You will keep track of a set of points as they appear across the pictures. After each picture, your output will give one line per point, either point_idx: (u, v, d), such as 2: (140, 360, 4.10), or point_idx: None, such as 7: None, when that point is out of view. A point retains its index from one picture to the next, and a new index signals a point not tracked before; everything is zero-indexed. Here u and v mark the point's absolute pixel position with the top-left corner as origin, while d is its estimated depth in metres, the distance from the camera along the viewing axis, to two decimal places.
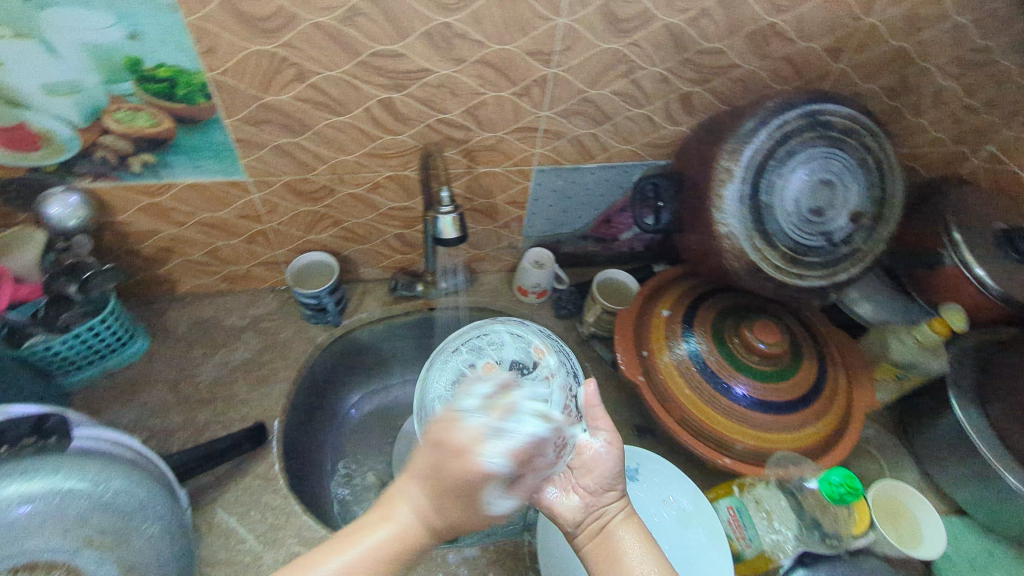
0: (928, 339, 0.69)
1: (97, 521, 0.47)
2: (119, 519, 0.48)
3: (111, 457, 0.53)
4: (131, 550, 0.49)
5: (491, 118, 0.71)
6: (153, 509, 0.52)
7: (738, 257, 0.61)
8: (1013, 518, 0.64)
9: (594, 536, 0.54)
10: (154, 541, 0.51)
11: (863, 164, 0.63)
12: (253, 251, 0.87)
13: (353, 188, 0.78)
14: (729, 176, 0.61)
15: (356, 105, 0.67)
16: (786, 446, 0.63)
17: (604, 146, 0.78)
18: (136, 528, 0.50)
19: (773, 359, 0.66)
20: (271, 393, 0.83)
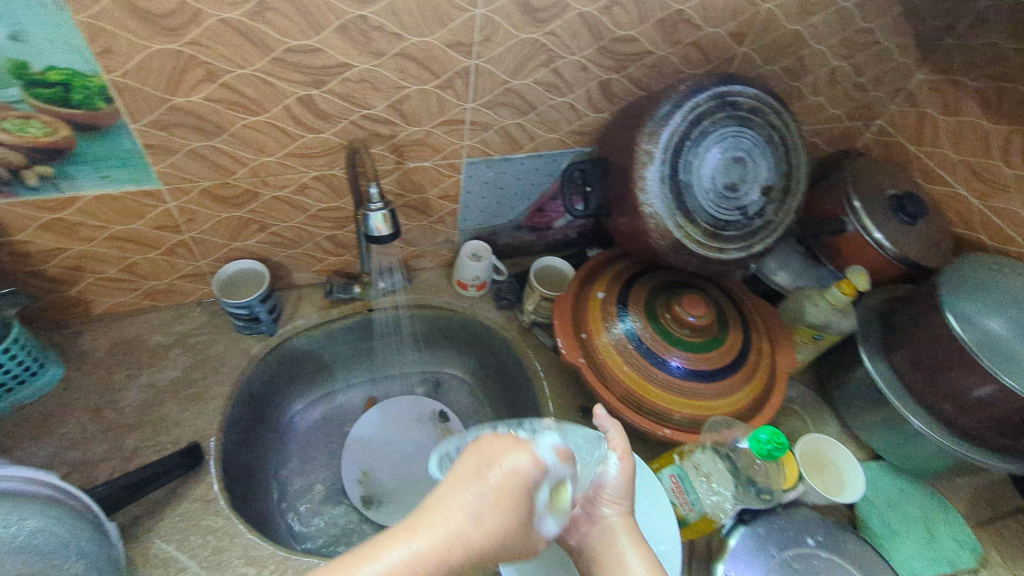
0: (837, 301, 0.72)
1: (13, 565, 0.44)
2: (38, 561, 0.46)
3: (28, 495, 0.49)
4: None
5: (416, 112, 0.71)
6: (74, 547, 0.50)
7: (663, 234, 0.65)
8: (919, 455, 0.71)
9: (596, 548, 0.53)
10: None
11: (770, 140, 0.68)
12: (174, 263, 0.82)
13: (278, 191, 0.76)
14: (650, 159, 0.64)
15: (273, 104, 0.65)
16: (720, 412, 0.66)
17: (532, 136, 0.79)
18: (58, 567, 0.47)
19: (701, 330, 0.70)
20: (206, 411, 0.79)
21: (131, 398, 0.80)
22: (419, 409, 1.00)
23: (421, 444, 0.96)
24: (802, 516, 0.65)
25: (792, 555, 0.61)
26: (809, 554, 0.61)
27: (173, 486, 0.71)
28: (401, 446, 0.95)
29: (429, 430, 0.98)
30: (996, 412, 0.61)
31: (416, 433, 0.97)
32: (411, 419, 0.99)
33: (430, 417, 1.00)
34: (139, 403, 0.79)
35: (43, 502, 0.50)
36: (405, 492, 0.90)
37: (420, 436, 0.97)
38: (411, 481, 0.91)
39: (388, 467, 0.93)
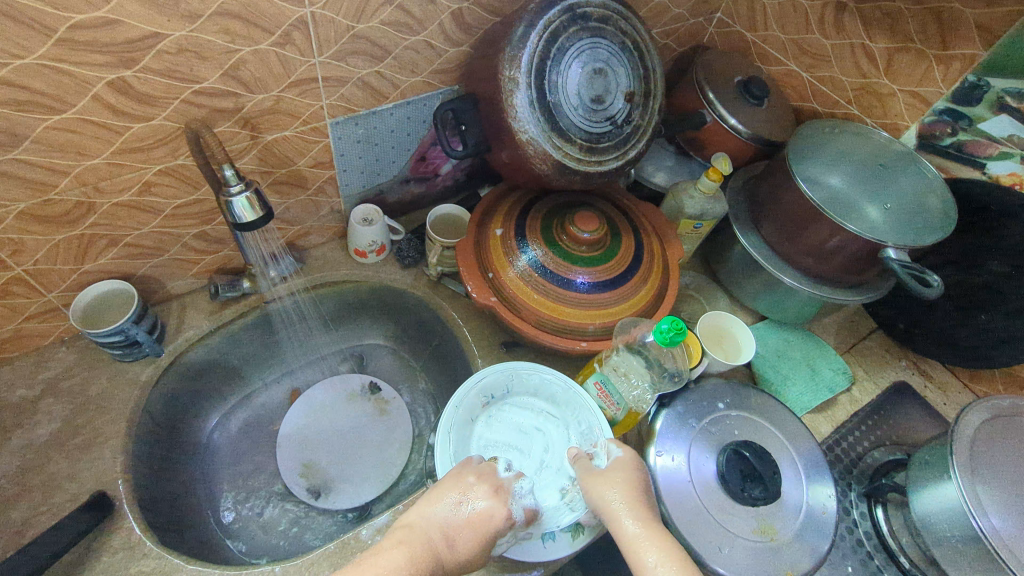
0: (708, 188, 0.77)
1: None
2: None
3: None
4: None
5: (258, 77, 0.63)
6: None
7: (544, 158, 0.65)
8: (794, 307, 0.82)
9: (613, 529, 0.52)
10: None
11: (624, 47, 0.69)
12: (13, 305, 0.70)
13: (118, 196, 0.66)
14: (515, 84, 0.63)
15: (79, 95, 0.55)
16: (627, 313, 0.71)
17: (394, 83, 0.75)
18: None
19: (598, 244, 0.72)
20: (104, 455, 0.71)
21: (3, 466, 0.68)
22: (347, 386, 0.97)
23: (357, 419, 0.94)
24: (712, 385, 0.72)
25: (708, 421, 0.68)
26: (722, 417, 0.69)
27: (87, 544, 0.64)
28: (337, 427, 0.93)
29: (361, 403, 0.96)
30: (844, 255, 0.71)
31: (349, 410, 0.95)
32: (341, 398, 0.96)
33: (361, 391, 0.97)
34: (16, 471, 0.68)
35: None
36: (352, 470, 0.89)
37: (353, 412, 0.95)
38: (356, 458, 0.90)
39: (329, 451, 0.90)
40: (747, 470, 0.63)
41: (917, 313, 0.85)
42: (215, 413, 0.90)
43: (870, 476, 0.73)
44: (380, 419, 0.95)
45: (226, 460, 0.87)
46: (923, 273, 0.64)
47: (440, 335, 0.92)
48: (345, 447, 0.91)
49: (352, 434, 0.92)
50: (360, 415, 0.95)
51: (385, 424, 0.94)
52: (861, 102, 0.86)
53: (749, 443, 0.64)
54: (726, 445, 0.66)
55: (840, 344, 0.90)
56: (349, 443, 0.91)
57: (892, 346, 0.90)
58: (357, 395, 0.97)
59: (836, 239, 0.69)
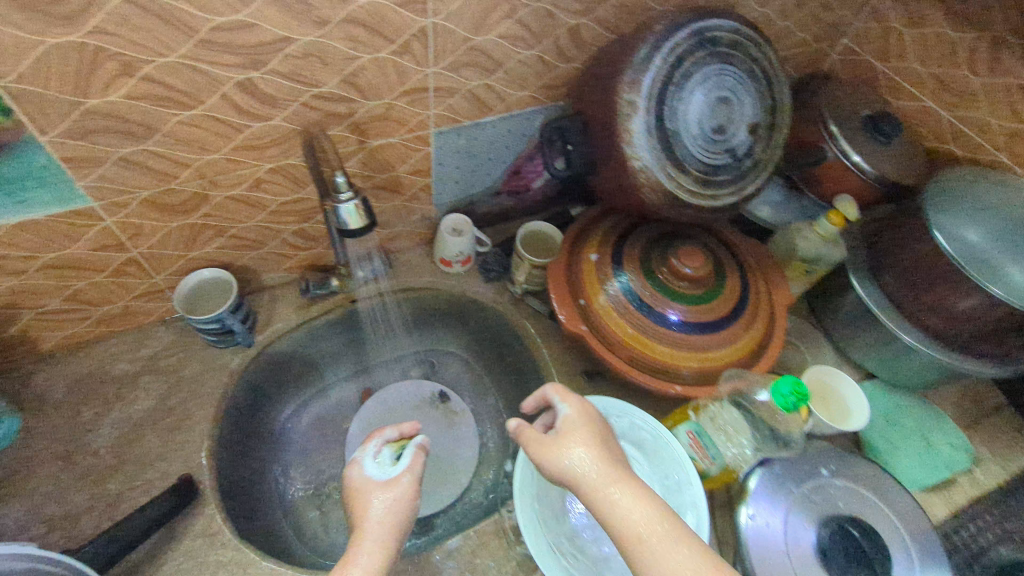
0: (828, 232, 0.75)
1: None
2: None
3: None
4: None
5: (373, 84, 0.63)
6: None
7: (655, 188, 0.61)
8: (912, 370, 0.74)
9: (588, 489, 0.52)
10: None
11: (752, 75, 0.65)
12: (125, 284, 0.74)
13: (231, 190, 0.68)
14: (633, 109, 0.60)
15: (209, 94, 0.56)
16: (728, 361, 0.67)
17: (501, 96, 0.73)
18: None
19: (701, 282, 0.68)
20: (192, 439, 0.74)
21: (105, 437, 0.73)
22: (417, 392, 0.98)
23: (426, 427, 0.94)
24: (818, 449, 0.67)
25: (809, 488, 0.63)
26: (825, 485, 0.64)
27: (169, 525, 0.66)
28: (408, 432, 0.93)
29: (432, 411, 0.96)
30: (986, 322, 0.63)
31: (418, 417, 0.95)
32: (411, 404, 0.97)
33: (430, 399, 0.98)
34: (113, 444, 0.72)
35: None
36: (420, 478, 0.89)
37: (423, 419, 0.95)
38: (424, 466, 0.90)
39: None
40: (852, 550, 0.59)
41: None
42: (291, 404, 0.92)
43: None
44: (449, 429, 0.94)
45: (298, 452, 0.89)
46: None
47: (516, 352, 0.90)
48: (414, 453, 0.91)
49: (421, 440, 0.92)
50: (431, 422, 0.95)
51: (452, 435, 0.93)
52: (1013, 148, 0.77)
53: (857, 520, 0.61)
54: (829, 517, 0.61)
55: (959, 414, 0.80)
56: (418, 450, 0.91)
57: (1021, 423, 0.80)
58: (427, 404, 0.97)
59: (977, 303, 0.62)
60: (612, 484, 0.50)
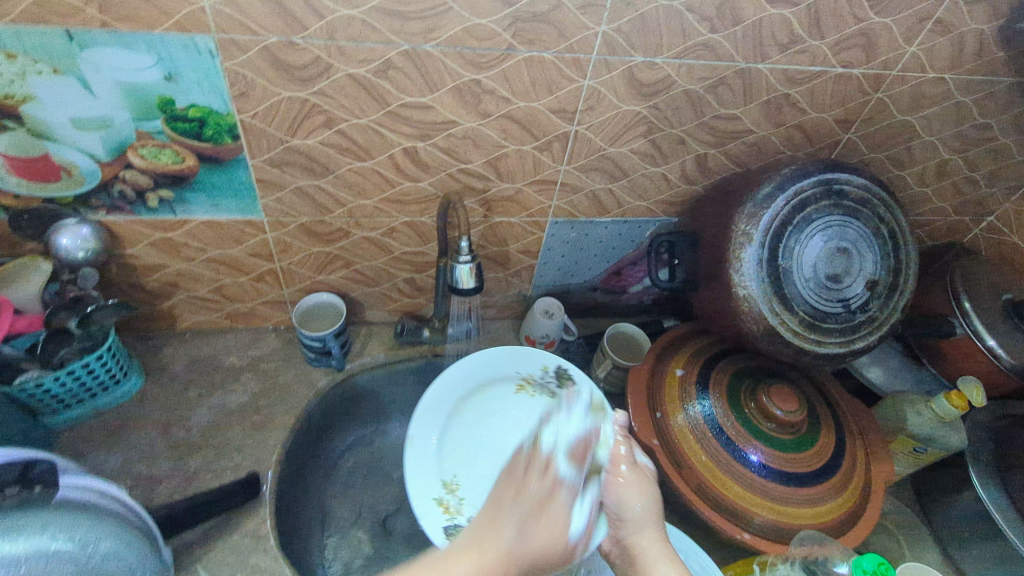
0: (948, 414, 0.68)
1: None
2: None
3: (95, 508, 0.51)
4: None
5: (511, 169, 0.72)
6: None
7: (757, 320, 0.63)
8: None
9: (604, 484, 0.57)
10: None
11: (876, 233, 0.66)
12: (260, 289, 0.85)
13: (368, 232, 0.78)
14: (748, 240, 0.63)
15: (380, 152, 0.68)
16: (809, 523, 0.63)
17: (620, 202, 0.79)
18: None
19: (790, 428, 0.66)
20: (267, 440, 0.79)
21: (200, 416, 0.80)
22: (522, 368, 0.82)
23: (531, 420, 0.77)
24: None
25: None
26: None
27: (227, 516, 0.70)
28: (468, 421, 0.77)
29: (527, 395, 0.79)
30: None
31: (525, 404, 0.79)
32: (502, 384, 0.81)
33: None
34: (206, 424, 0.80)
35: (107, 516, 0.51)
36: None
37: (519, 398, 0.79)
38: None
39: (472, 450, 0.76)
40: None
41: None
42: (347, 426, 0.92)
43: None
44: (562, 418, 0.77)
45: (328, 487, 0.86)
46: None
47: None
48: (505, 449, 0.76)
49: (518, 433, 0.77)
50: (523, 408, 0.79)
51: None
52: None
53: None
54: None
55: None
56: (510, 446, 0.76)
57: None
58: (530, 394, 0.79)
59: None
60: (640, 532, 0.55)
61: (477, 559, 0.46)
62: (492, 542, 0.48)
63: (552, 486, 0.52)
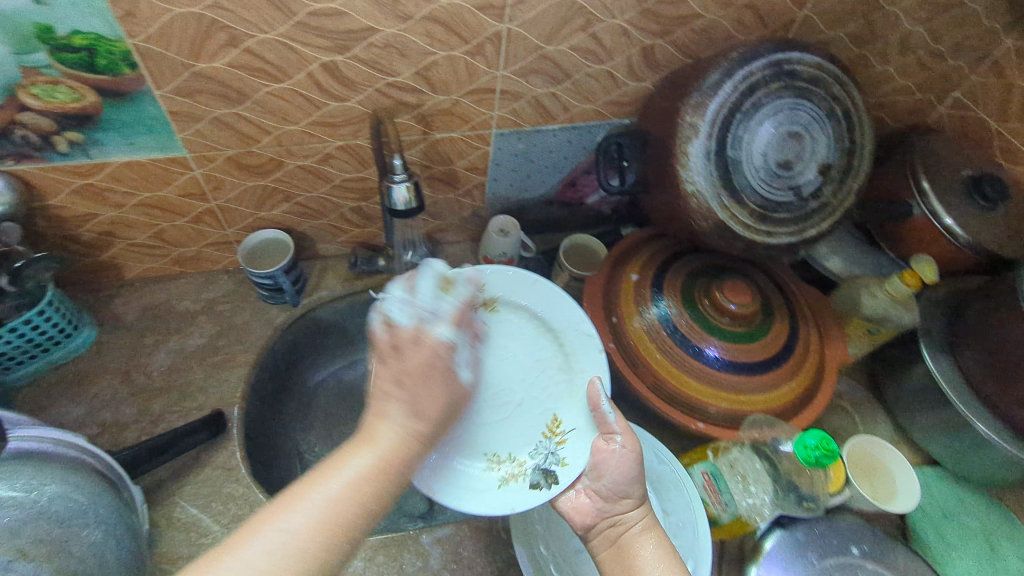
0: (899, 292, 0.68)
1: (20, 528, 0.44)
2: (54, 528, 0.46)
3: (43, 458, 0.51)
4: (77, 545, 0.47)
5: (444, 79, 0.67)
6: (93, 513, 0.50)
7: (706, 215, 0.61)
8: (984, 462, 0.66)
9: (611, 545, 0.55)
10: (95, 547, 0.48)
11: (830, 114, 0.62)
12: (202, 231, 0.82)
13: (303, 160, 0.74)
14: (694, 132, 0.60)
15: (298, 71, 0.63)
16: (761, 409, 0.64)
17: (566, 106, 0.74)
18: (74, 535, 0.47)
19: (743, 320, 0.66)
20: (230, 378, 0.79)
21: (160, 361, 0.80)
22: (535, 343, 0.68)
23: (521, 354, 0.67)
24: (849, 524, 0.63)
25: (834, 564, 0.59)
26: (853, 565, 0.59)
27: (196, 452, 0.71)
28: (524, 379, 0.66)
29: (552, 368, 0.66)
30: None
31: (513, 340, 0.68)
32: (531, 343, 0.68)
33: None
34: (167, 368, 0.79)
35: (61, 463, 0.51)
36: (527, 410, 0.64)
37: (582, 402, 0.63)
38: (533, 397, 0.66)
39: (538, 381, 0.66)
40: None
41: None
42: (314, 360, 0.94)
43: None
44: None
45: (301, 422, 0.90)
46: None
47: None
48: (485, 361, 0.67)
49: (501, 306, 0.68)
50: (533, 342, 0.68)
51: None
52: None
53: None
54: None
55: None
56: (518, 396, 0.66)
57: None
58: (536, 325, 0.68)
59: None
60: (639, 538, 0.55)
61: (372, 446, 0.48)
62: (328, 476, 0.45)
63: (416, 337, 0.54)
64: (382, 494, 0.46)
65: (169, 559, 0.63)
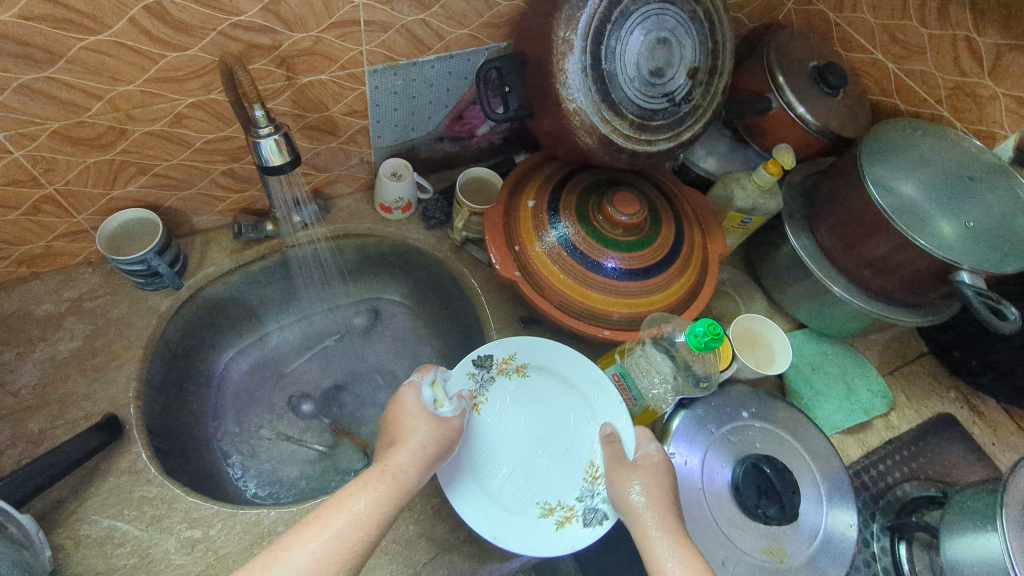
0: (764, 182, 0.74)
1: None
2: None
3: None
4: None
5: (297, 14, 0.60)
6: None
7: (589, 131, 0.62)
8: (843, 319, 0.78)
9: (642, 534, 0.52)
10: None
11: (694, 17, 0.64)
12: (43, 223, 0.70)
13: (150, 124, 0.65)
14: (569, 47, 0.59)
15: (116, 17, 0.53)
16: (659, 307, 0.68)
17: (439, 34, 0.70)
18: None
19: (635, 229, 0.70)
20: (119, 379, 0.72)
21: (25, 377, 0.70)
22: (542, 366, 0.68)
23: (528, 396, 0.67)
24: (738, 392, 0.70)
25: (729, 429, 0.67)
26: (744, 427, 0.68)
27: (94, 463, 0.65)
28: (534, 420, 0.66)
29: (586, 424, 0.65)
30: (909, 270, 0.66)
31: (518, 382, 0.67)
32: (548, 383, 0.68)
33: (361, 328, 0.98)
34: (38, 382, 0.70)
35: None
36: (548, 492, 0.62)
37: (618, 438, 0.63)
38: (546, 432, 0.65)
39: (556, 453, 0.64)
40: (764, 485, 0.62)
41: (980, 345, 0.75)
42: (218, 345, 0.88)
43: (897, 509, 0.69)
44: (497, 378, 0.67)
45: (215, 410, 0.86)
46: (1001, 305, 0.59)
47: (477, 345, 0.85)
48: (517, 440, 0.65)
49: (532, 371, 0.68)
50: (566, 406, 0.66)
51: (383, 380, 0.95)
52: (953, 103, 0.78)
53: (770, 458, 0.63)
54: (745, 455, 0.65)
55: (883, 364, 0.83)
56: (529, 433, 0.65)
57: (943, 375, 0.83)
58: (565, 384, 0.67)
59: (905, 256, 0.65)
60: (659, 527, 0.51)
61: (341, 510, 0.48)
62: (337, 512, 0.48)
63: (414, 418, 0.58)
64: (363, 544, 0.48)
65: None
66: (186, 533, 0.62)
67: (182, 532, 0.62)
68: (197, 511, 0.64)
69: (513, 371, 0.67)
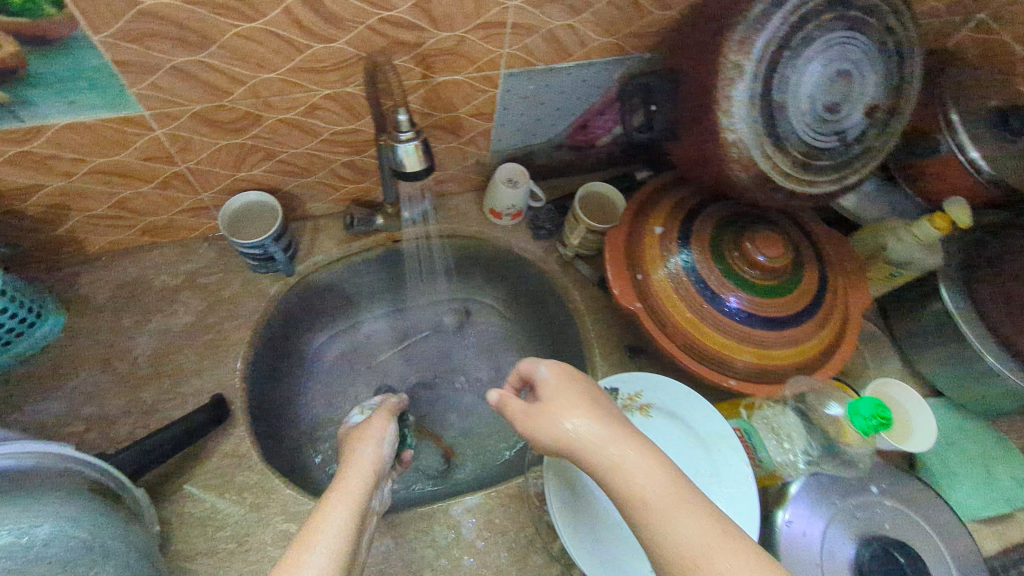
0: (928, 237, 0.67)
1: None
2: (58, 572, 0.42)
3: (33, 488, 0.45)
4: None
5: (447, 13, 0.57)
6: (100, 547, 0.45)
7: (748, 167, 0.56)
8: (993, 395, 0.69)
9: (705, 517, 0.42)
10: None
11: (882, 47, 0.56)
12: (172, 198, 0.72)
13: (285, 113, 0.64)
14: (739, 72, 0.53)
15: (272, 6, 0.51)
16: (791, 363, 0.63)
17: (583, 41, 0.66)
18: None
19: (774, 273, 0.64)
20: (227, 359, 0.73)
21: (143, 346, 0.73)
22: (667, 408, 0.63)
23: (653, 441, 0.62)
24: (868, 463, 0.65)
25: (856, 503, 0.61)
26: (873, 502, 0.62)
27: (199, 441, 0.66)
28: None
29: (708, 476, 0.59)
30: None
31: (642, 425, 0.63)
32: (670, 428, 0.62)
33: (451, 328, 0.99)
34: (153, 352, 0.72)
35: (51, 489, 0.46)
36: None
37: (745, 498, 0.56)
38: None
39: None
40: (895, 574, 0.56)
41: None
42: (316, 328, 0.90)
43: None
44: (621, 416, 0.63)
45: (307, 391, 0.87)
46: None
47: (573, 365, 0.82)
48: None
49: (656, 412, 0.63)
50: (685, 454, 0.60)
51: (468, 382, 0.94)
52: None
53: (903, 545, 0.57)
54: (873, 536, 0.59)
55: None
56: None
57: None
58: (686, 431, 0.62)
59: None
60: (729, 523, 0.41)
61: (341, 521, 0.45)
62: (321, 526, 0.44)
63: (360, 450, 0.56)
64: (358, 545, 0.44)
65: (188, 556, 0.59)
66: (281, 526, 0.62)
67: (278, 525, 0.62)
68: (293, 505, 0.64)
69: (637, 409, 0.63)
